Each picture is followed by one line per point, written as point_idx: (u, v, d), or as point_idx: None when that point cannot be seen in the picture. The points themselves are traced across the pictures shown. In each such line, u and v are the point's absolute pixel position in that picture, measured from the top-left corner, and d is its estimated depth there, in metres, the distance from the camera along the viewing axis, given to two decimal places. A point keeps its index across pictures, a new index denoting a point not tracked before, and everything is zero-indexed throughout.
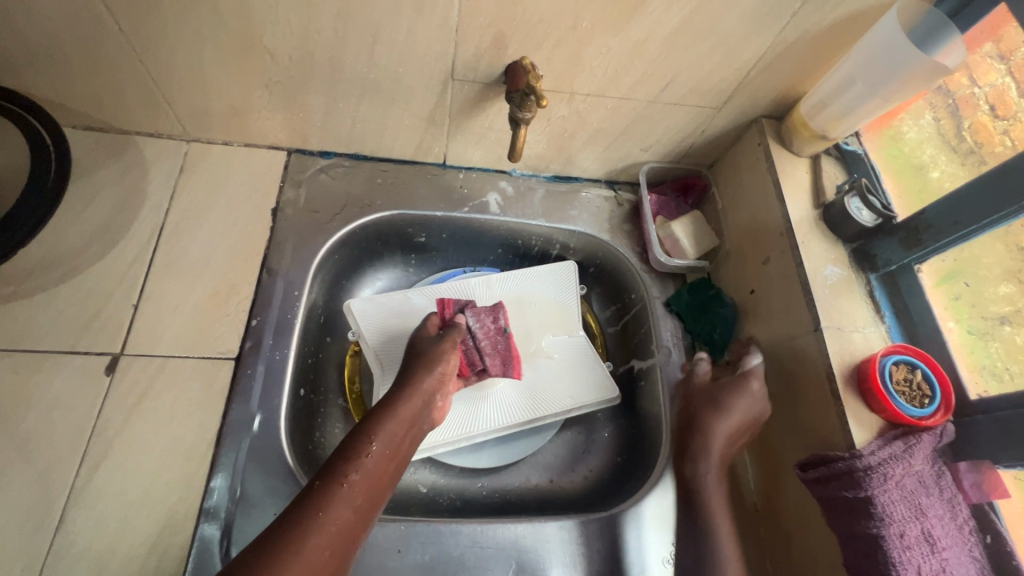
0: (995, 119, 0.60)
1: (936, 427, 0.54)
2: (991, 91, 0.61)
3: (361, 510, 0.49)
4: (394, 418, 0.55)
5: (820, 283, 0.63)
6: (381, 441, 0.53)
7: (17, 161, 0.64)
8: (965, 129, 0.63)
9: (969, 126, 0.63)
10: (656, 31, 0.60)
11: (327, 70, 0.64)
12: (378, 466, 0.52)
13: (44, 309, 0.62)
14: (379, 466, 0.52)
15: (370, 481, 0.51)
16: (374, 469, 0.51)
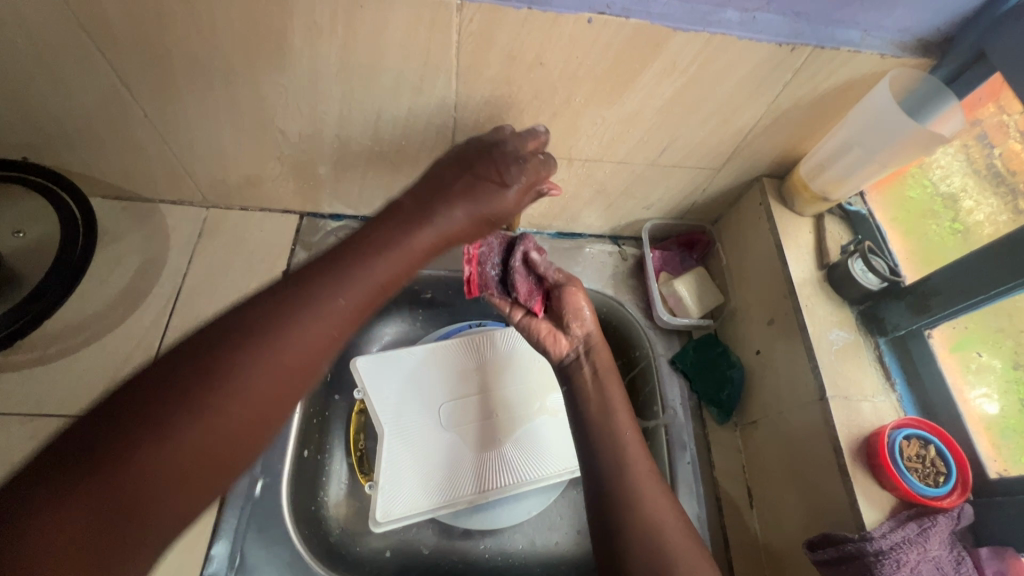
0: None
1: (953, 508, 0.51)
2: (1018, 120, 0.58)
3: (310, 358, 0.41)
4: (367, 272, 0.45)
5: (826, 348, 0.61)
6: (351, 296, 0.44)
7: (49, 232, 0.69)
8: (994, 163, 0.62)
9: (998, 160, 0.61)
10: (649, 103, 0.61)
11: (335, 144, 0.67)
12: (349, 314, 0.43)
13: (65, 373, 0.65)
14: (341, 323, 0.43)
15: (301, 351, 0.41)
16: (337, 319, 0.43)
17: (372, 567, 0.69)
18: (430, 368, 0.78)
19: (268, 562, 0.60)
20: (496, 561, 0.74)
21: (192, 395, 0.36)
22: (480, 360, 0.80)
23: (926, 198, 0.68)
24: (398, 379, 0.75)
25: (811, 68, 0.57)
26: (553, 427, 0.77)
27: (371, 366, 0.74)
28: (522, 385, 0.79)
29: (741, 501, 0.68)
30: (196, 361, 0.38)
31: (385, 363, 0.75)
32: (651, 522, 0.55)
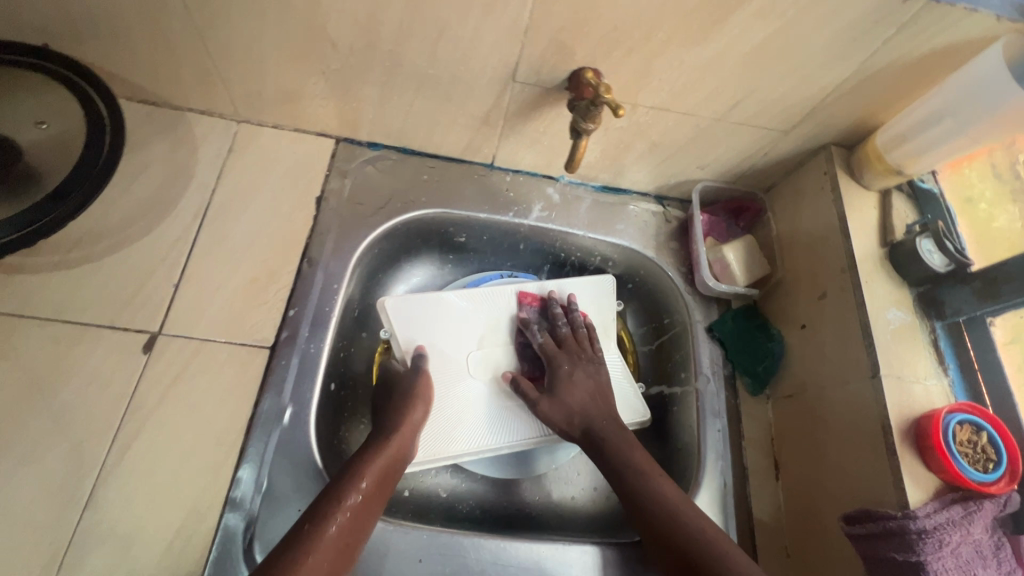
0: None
1: (1000, 495, 0.51)
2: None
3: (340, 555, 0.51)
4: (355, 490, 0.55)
5: (882, 327, 0.59)
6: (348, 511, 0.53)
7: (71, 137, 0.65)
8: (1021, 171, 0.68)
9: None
10: (735, 48, 0.56)
11: (387, 62, 0.62)
12: (349, 527, 0.53)
13: (87, 281, 0.61)
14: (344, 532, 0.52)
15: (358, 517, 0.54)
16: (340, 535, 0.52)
17: (389, 504, 0.68)
18: (460, 314, 0.75)
19: (294, 490, 0.59)
20: (512, 510, 0.73)
21: None
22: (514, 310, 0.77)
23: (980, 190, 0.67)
24: (427, 322, 0.73)
25: (919, 25, 0.52)
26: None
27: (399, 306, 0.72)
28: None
29: (768, 471, 0.68)
30: None
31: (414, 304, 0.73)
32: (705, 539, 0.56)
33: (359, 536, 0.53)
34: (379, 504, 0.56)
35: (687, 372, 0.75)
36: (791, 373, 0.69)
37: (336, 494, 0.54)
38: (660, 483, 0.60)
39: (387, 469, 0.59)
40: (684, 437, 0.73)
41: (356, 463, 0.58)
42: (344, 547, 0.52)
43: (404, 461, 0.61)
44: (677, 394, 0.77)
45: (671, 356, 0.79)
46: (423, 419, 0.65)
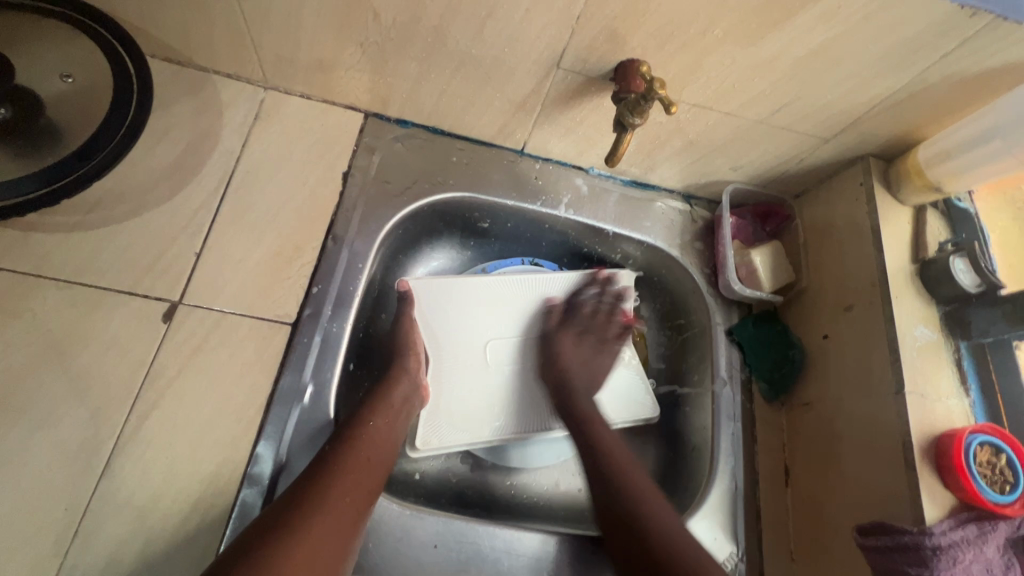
0: None
1: (1015, 517, 0.51)
2: None
3: (367, 490, 0.53)
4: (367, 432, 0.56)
5: (909, 344, 0.59)
6: (362, 444, 0.55)
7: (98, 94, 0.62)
8: None
9: None
10: (790, 51, 0.55)
11: (430, 38, 0.60)
12: (367, 456, 0.55)
13: (106, 244, 0.60)
14: (365, 465, 0.54)
15: (373, 447, 0.56)
16: (362, 464, 0.54)
17: (399, 485, 0.67)
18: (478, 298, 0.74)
19: None
20: (522, 499, 0.73)
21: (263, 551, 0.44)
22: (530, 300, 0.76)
23: (1012, 214, 0.67)
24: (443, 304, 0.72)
25: (981, 41, 0.51)
26: (596, 378, 0.75)
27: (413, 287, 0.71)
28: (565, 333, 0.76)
29: (779, 477, 0.69)
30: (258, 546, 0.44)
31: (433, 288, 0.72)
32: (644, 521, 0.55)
33: (380, 458, 0.56)
34: (396, 433, 0.59)
35: (704, 373, 0.75)
36: (810, 382, 0.69)
37: (351, 427, 0.56)
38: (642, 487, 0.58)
39: (397, 405, 0.61)
40: (696, 438, 0.73)
41: (369, 402, 0.60)
42: (371, 471, 0.54)
43: (414, 398, 0.64)
44: (691, 394, 0.77)
45: (688, 356, 0.79)
46: (418, 368, 0.65)
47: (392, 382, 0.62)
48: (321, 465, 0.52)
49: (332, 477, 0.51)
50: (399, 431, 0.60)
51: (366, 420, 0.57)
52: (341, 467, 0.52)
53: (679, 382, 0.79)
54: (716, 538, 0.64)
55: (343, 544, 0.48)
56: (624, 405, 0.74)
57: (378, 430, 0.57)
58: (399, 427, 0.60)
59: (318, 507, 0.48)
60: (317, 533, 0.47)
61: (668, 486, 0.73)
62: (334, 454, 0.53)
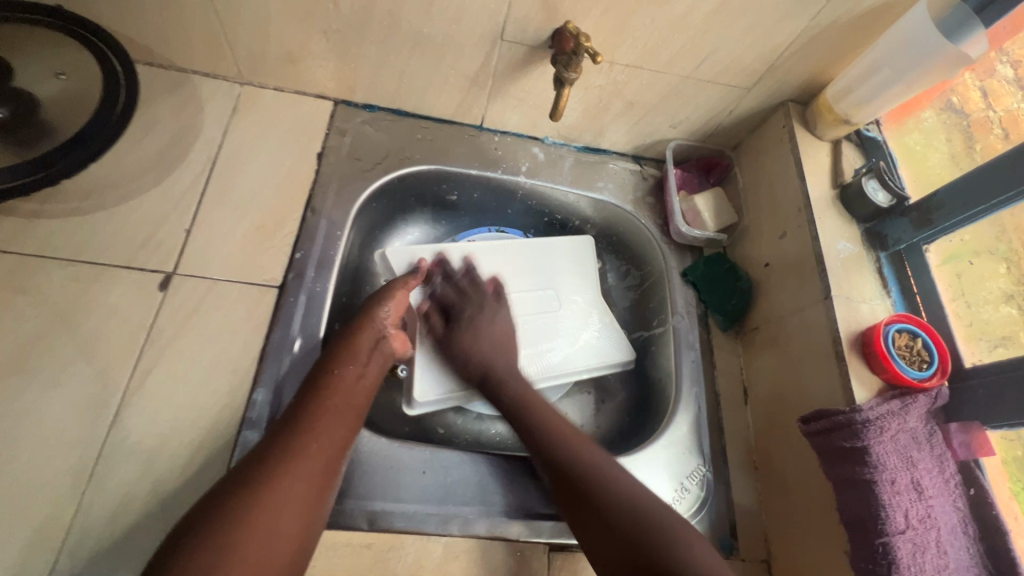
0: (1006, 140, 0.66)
1: (933, 389, 0.58)
2: (1006, 116, 0.68)
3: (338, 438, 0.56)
4: (332, 386, 0.59)
5: (833, 256, 0.67)
6: (328, 398, 0.58)
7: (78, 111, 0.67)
8: (977, 149, 0.69)
9: (981, 148, 0.68)
10: (698, 6, 0.63)
11: (385, 21, 0.67)
12: (335, 409, 0.57)
13: (103, 225, 0.65)
14: (331, 418, 0.57)
15: (340, 398, 0.59)
16: (328, 416, 0.56)
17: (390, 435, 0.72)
18: (462, 262, 0.80)
19: None
20: (506, 443, 0.78)
21: (235, 506, 0.47)
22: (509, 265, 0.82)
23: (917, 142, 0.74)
24: (442, 265, 0.78)
25: None
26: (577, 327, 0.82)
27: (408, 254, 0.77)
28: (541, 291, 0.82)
29: (738, 397, 0.75)
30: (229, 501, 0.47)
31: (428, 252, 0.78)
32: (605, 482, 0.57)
33: (350, 404, 0.59)
34: (365, 382, 0.62)
35: (664, 313, 0.82)
36: (759, 308, 0.76)
37: (317, 381, 0.59)
38: (590, 451, 0.61)
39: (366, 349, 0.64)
40: (661, 372, 0.80)
41: (338, 348, 0.62)
42: (345, 417, 0.58)
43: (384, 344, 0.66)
44: (655, 334, 0.83)
45: (650, 301, 0.86)
46: (393, 317, 0.68)
47: (355, 331, 0.64)
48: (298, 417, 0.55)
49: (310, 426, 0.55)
50: (370, 379, 0.63)
51: (338, 367, 0.60)
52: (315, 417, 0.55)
53: (644, 328, 0.86)
54: (684, 452, 0.70)
55: (314, 492, 0.52)
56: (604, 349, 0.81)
57: (344, 381, 0.60)
58: (372, 371, 0.63)
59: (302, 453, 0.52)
60: (286, 483, 0.50)
61: (640, 419, 0.79)
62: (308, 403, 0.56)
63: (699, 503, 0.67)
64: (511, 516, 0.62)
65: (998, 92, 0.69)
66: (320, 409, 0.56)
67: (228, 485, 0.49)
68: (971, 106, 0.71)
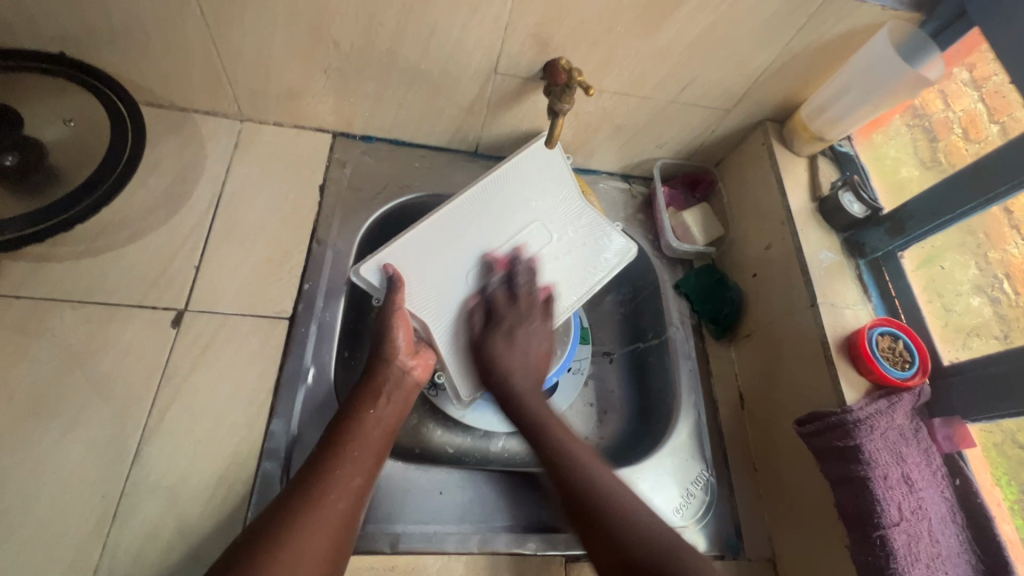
0: (968, 141, 0.70)
1: (916, 387, 0.62)
2: (964, 116, 0.71)
3: (368, 476, 0.58)
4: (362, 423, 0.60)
5: (816, 265, 0.71)
6: (359, 438, 0.59)
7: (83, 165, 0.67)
8: (939, 148, 0.73)
9: (942, 146, 0.73)
10: (680, 38, 0.67)
11: (384, 59, 0.70)
12: (365, 448, 0.59)
13: (114, 266, 0.66)
14: (365, 456, 0.58)
15: (372, 435, 0.60)
16: (363, 455, 0.58)
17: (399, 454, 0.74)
18: (436, 250, 0.72)
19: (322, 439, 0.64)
20: (514, 458, 0.80)
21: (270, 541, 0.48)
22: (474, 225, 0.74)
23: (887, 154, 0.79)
24: (417, 270, 0.70)
25: (824, 14, 0.65)
26: (553, 245, 0.77)
27: (375, 265, 0.68)
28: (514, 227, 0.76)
29: (734, 402, 0.79)
30: (262, 537, 0.49)
31: (398, 260, 0.70)
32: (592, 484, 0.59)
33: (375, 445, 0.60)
34: (395, 421, 0.63)
35: (660, 324, 0.85)
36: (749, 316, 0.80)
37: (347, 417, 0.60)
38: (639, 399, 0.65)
39: (387, 393, 0.64)
40: (660, 381, 0.83)
41: (361, 394, 0.63)
42: (366, 460, 0.57)
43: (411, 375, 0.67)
44: (652, 345, 0.86)
45: (645, 314, 0.89)
46: (407, 347, 0.67)
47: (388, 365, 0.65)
48: (321, 461, 0.56)
49: (331, 471, 0.55)
50: (397, 415, 0.64)
51: (362, 412, 0.61)
52: (338, 462, 0.56)
53: (640, 340, 0.89)
54: (687, 458, 0.73)
55: (343, 531, 0.53)
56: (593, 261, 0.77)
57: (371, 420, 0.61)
58: (393, 412, 0.63)
59: (323, 502, 0.53)
60: (315, 523, 0.51)
61: (642, 428, 0.82)
62: (329, 452, 0.57)
63: (705, 507, 0.71)
64: (528, 532, 0.64)
65: (954, 92, 0.72)
66: (354, 445, 0.58)
67: (262, 520, 0.51)
68: (931, 105, 0.75)
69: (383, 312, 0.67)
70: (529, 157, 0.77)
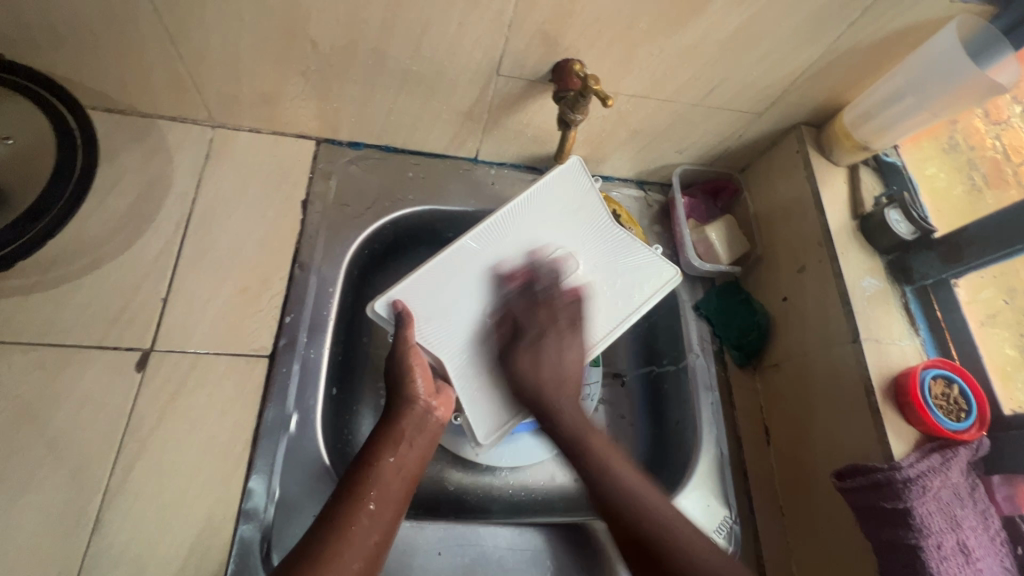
0: (988, 123, 0.71)
1: (972, 440, 0.55)
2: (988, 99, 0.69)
3: (386, 529, 0.50)
4: (379, 469, 0.53)
5: (859, 294, 0.63)
6: (376, 486, 0.52)
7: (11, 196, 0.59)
8: (959, 131, 0.72)
9: (961, 128, 0.72)
10: (711, 35, 0.58)
11: (370, 60, 0.61)
12: (384, 497, 0.51)
13: (69, 301, 0.59)
14: (382, 507, 0.51)
15: (391, 484, 0.53)
16: (380, 506, 0.51)
17: None
18: (454, 280, 0.65)
19: (305, 497, 0.58)
20: (518, 496, 0.73)
21: None
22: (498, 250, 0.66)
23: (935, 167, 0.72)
24: (433, 309, 0.63)
25: (880, 8, 0.56)
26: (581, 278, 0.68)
27: (387, 300, 0.61)
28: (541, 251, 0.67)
29: (759, 438, 0.72)
30: None
31: (411, 292, 0.63)
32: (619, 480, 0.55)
33: (394, 495, 0.52)
34: (417, 465, 0.56)
35: (678, 349, 0.77)
36: (777, 344, 0.73)
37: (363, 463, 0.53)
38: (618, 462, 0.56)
39: (409, 437, 0.56)
40: (678, 413, 0.75)
41: (378, 437, 0.55)
42: (385, 514, 0.51)
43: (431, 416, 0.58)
44: (669, 372, 0.78)
45: (660, 335, 0.81)
46: (429, 388, 0.59)
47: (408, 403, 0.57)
48: (335, 514, 0.49)
49: (346, 525, 0.48)
50: (421, 460, 0.56)
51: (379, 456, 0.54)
52: (354, 514, 0.49)
53: (654, 362, 0.81)
54: (709, 505, 0.67)
55: None
56: (624, 293, 0.68)
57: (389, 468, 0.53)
58: (415, 457, 0.55)
59: (336, 562, 0.46)
60: None
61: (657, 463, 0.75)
62: (344, 502, 0.50)
63: None
64: None
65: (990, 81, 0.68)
66: (371, 494, 0.51)
67: None
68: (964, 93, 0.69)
69: (395, 353, 0.60)
70: (557, 181, 0.68)
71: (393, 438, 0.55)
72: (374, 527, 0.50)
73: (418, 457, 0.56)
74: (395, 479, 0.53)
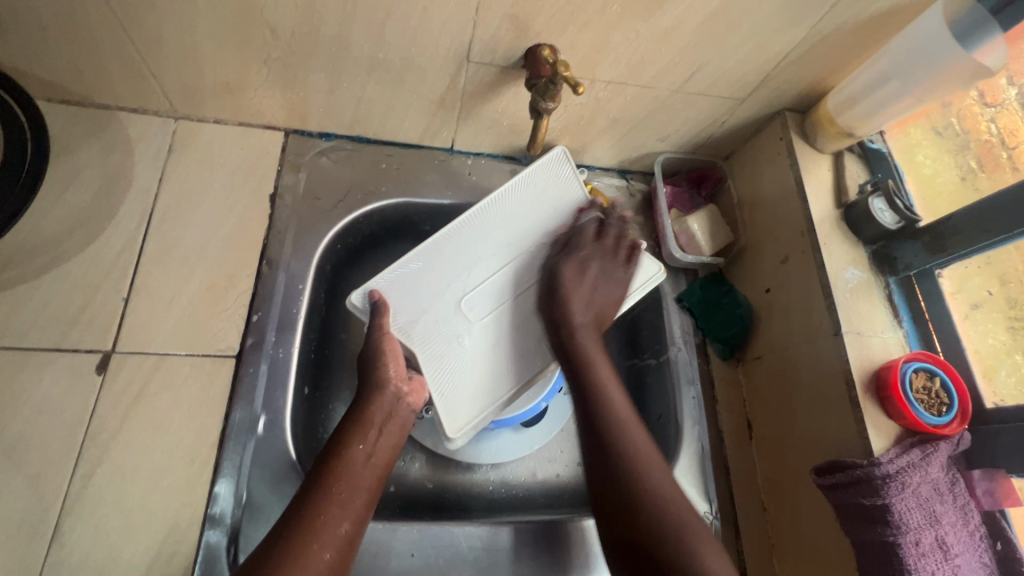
0: (984, 106, 0.68)
1: (953, 435, 0.54)
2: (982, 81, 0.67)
3: (357, 516, 0.49)
4: (346, 458, 0.51)
5: (841, 286, 0.62)
6: (344, 474, 0.50)
7: None
8: (953, 115, 0.70)
9: (956, 112, 0.70)
10: (689, 19, 0.56)
11: (333, 47, 0.59)
12: (352, 485, 0.50)
13: (25, 302, 0.57)
14: (350, 495, 0.49)
15: (359, 471, 0.51)
16: (348, 494, 0.49)
17: None
18: (429, 272, 0.64)
19: (274, 499, 0.57)
20: (498, 493, 0.72)
21: None
22: (474, 243, 0.66)
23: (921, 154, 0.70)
24: (408, 300, 0.62)
25: None
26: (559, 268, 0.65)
27: (362, 292, 0.61)
28: (517, 242, 0.66)
29: (742, 432, 0.71)
30: None
31: (386, 283, 0.63)
32: (635, 455, 0.53)
33: (364, 482, 0.51)
34: (387, 452, 0.54)
35: (660, 341, 0.76)
36: (759, 336, 0.72)
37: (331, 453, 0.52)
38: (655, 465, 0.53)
39: (378, 425, 0.55)
40: (660, 407, 0.73)
41: (345, 425, 0.54)
42: (354, 502, 0.49)
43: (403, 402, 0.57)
44: (651, 365, 0.76)
45: (642, 328, 0.79)
46: (398, 371, 0.57)
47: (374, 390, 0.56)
48: (303, 507, 0.47)
49: (316, 517, 0.47)
50: (391, 446, 0.55)
51: (347, 445, 0.52)
52: (322, 506, 0.48)
53: (636, 355, 0.79)
54: (688, 500, 0.66)
55: None
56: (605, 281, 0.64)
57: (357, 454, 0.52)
58: (384, 446, 0.54)
59: (306, 555, 0.45)
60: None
61: None
62: (313, 495, 0.48)
63: None
64: None
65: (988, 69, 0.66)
66: (339, 481, 0.49)
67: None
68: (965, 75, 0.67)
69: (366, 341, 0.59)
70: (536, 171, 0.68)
71: (362, 427, 0.54)
72: (343, 515, 0.48)
73: (388, 442, 0.55)
74: (364, 466, 0.52)
